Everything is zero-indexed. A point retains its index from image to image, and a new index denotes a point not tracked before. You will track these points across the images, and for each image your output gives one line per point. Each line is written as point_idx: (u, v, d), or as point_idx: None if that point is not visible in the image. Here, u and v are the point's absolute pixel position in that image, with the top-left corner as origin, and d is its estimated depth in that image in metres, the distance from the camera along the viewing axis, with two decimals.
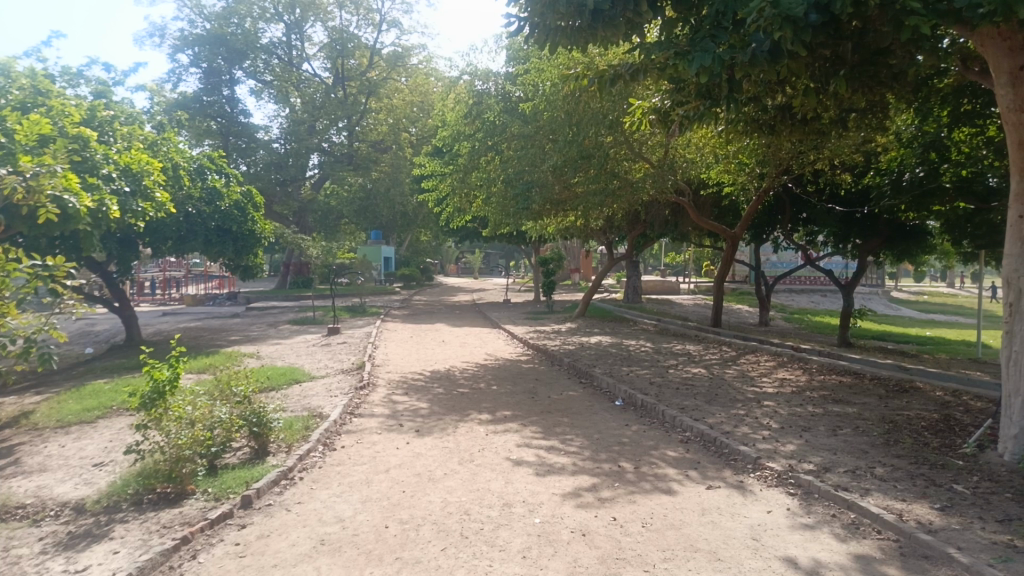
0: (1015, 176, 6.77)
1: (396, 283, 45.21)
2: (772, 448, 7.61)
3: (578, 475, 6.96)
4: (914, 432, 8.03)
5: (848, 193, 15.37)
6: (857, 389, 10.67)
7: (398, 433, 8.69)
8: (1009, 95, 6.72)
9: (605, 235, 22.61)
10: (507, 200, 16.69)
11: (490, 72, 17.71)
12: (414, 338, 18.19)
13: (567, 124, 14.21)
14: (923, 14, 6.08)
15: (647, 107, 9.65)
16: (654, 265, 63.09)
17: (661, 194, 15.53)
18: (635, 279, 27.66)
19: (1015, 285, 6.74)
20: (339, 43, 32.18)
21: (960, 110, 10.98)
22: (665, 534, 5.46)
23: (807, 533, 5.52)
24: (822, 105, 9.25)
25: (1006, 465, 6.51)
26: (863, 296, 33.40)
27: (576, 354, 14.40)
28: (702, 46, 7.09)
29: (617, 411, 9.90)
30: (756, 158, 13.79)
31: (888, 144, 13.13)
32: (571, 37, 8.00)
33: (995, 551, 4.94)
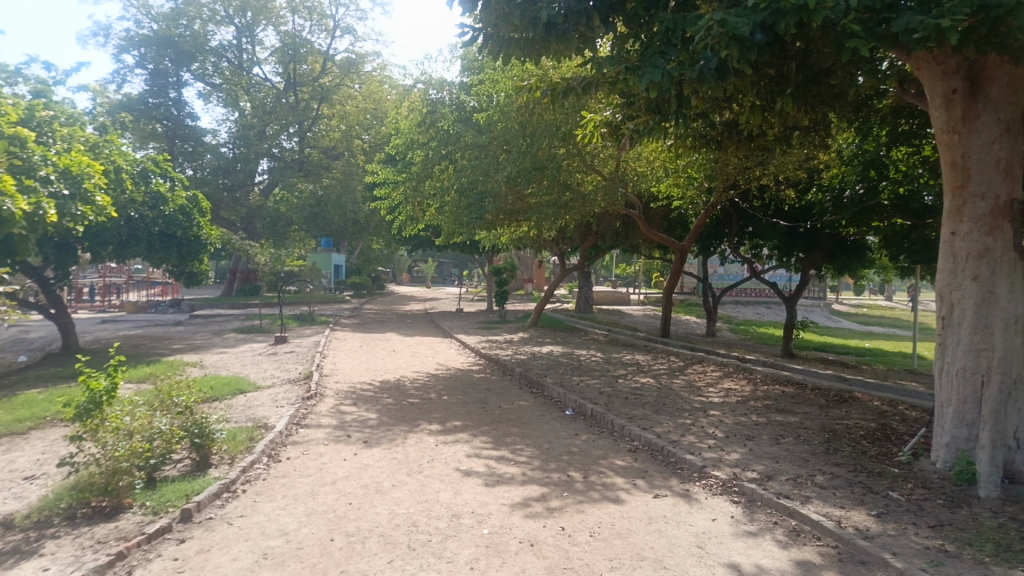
0: (947, 195, 7.03)
1: (346, 291, 44.70)
2: (718, 456, 7.75)
3: (527, 485, 6.96)
4: (853, 441, 8.28)
5: (791, 209, 15.80)
6: (798, 398, 10.94)
7: (346, 444, 8.56)
8: (943, 116, 7.01)
9: (557, 245, 22.75)
10: (460, 209, 16.64)
11: (444, 81, 17.64)
12: (363, 348, 17.95)
13: (521, 135, 14.35)
14: (863, 36, 6.29)
15: (599, 120, 9.77)
16: (605, 275, 63.87)
17: (612, 207, 15.71)
18: (586, 290, 27.87)
19: (947, 299, 6.97)
20: (291, 48, 31.65)
21: (897, 130, 11.40)
22: (613, 544, 5.50)
23: (750, 540, 5.63)
24: (767, 124, 9.50)
25: (939, 473, 6.76)
26: (807, 309, 34.30)
27: (528, 364, 14.43)
28: (652, 62, 7.20)
29: (566, 421, 9.94)
30: (705, 173, 14.11)
31: (829, 161, 13.50)
32: (524, 49, 8.01)
33: (928, 556, 5.11)
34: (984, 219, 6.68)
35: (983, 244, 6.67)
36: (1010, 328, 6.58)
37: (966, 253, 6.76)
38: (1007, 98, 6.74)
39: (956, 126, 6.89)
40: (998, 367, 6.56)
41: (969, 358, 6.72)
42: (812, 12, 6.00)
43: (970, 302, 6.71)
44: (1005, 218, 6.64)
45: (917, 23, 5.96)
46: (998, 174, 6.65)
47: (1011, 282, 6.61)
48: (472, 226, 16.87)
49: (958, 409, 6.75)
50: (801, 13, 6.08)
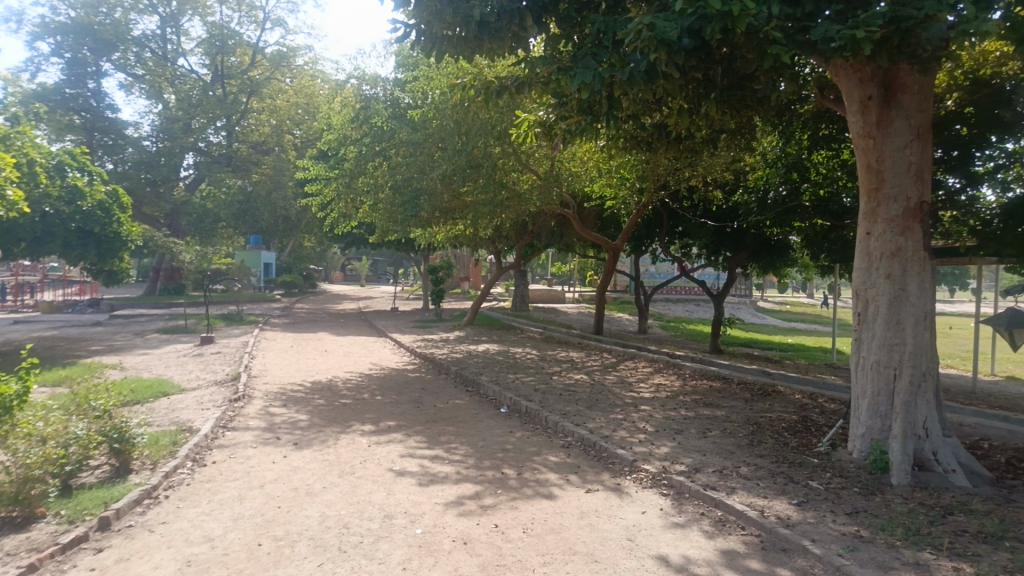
0: (863, 197, 7.34)
1: (277, 290, 43.67)
2: (648, 450, 7.93)
3: (461, 483, 6.96)
4: (776, 433, 8.60)
5: (719, 209, 16.31)
6: (725, 393, 11.28)
7: (276, 447, 8.36)
8: (859, 122, 7.33)
9: (493, 244, 22.79)
10: (394, 206, 16.39)
11: (378, 76, 17.42)
12: (294, 348, 17.57)
13: (455, 133, 14.38)
14: (784, 43, 6.48)
15: (532, 120, 9.82)
16: (541, 274, 64.36)
17: (547, 206, 15.83)
18: (523, 288, 27.98)
19: (863, 296, 7.28)
20: (218, 39, 30.64)
21: (818, 134, 11.80)
22: (545, 539, 5.55)
23: (678, 531, 5.78)
24: (696, 127, 9.75)
25: (855, 462, 7.08)
26: (734, 307, 35.33)
27: (464, 362, 14.42)
28: (584, 63, 7.28)
29: (501, 419, 9.97)
30: (636, 173, 14.35)
31: (755, 163, 13.93)
32: (456, 46, 7.98)
33: (844, 542, 5.35)
34: (896, 220, 7.02)
35: (896, 244, 7.01)
36: (920, 324, 6.94)
37: (880, 252, 7.08)
38: (918, 105, 7.10)
39: (871, 131, 7.21)
40: (909, 360, 6.92)
41: (883, 352, 7.05)
42: (736, 18, 6.12)
43: (884, 299, 7.04)
44: (915, 219, 7.00)
45: (834, 32, 6.19)
46: (909, 178, 7.01)
47: (921, 280, 6.97)
48: (407, 224, 16.73)
49: (872, 401, 7.09)
50: (726, 20, 6.19)
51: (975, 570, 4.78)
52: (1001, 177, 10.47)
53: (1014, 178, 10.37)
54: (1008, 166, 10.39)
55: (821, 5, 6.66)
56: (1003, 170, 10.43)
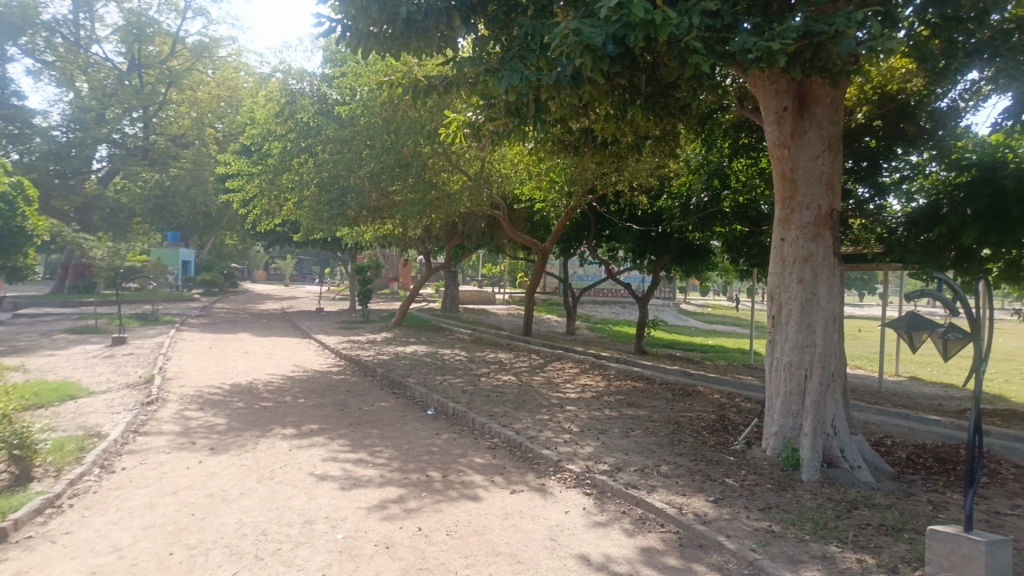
0: (778, 204, 7.63)
1: (196, 289, 42.16)
2: (572, 450, 8.03)
3: (385, 487, 6.87)
4: (695, 432, 8.85)
5: (643, 213, 16.81)
6: (647, 393, 11.56)
7: (191, 452, 8.07)
8: (775, 131, 7.63)
9: (423, 244, 22.62)
10: (320, 204, 16.02)
11: (305, 71, 17.07)
12: (213, 349, 17.00)
13: (384, 131, 14.29)
14: (704, 53, 6.65)
15: (461, 121, 9.79)
16: (471, 275, 64.38)
17: (477, 207, 15.82)
18: (452, 289, 27.91)
19: (777, 299, 7.55)
20: (136, 27, 29.19)
21: (739, 142, 12.21)
22: (469, 541, 5.54)
23: (600, 530, 5.87)
24: (621, 133, 9.93)
25: (768, 459, 7.36)
26: (658, 309, 36.21)
27: (390, 364, 14.26)
28: (511, 66, 7.31)
29: (427, 421, 9.92)
30: (566, 177, 14.48)
31: (679, 169, 14.26)
32: (383, 44, 7.88)
33: (757, 537, 5.55)
34: (808, 227, 7.32)
35: (807, 250, 7.31)
36: (829, 326, 7.26)
37: (793, 258, 7.38)
38: (829, 117, 7.42)
39: (786, 141, 7.51)
40: (818, 361, 7.24)
41: (795, 353, 7.35)
42: (658, 28, 6.26)
43: (796, 303, 7.34)
44: (825, 226, 7.32)
45: (751, 44, 6.40)
46: (820, 187, 7.32)
47: (830, 285, 7.29)
48: (333, 223, 16.35)
49: (784, 400, 7.38)
50: (649, 28, 6.32)
51: (876, 561, 5.04)
52: (905, 188, 11.01)
53: (917, 190, 10.85)
54: (912, 177, 10.92)
55: (739, 18, 6.91)
56: (908, 181, 10.97)
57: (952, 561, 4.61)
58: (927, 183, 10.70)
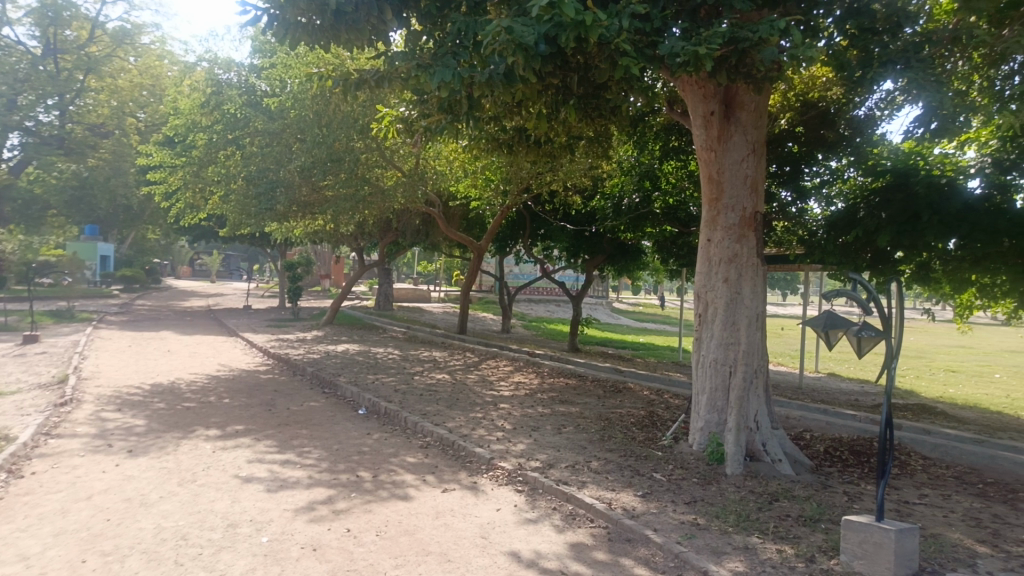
0: (705, 206, 7.82)
1: (114, 285, 40.37)
2: (505, 448, 8.05)
3: (313, 488, 6.74)
4: (625, 428, 9.01)
5: (577, 213, 16.99)
6: (580, 390, 11.69)
7: (107, 455, 7.72)
8: (703, 135, 7.81)
9: (355, 240, 22.23)
10: (248, 198, 15.56)
11: (232, 61, 16.64)
12: (133, 348, 16.34)
13: (315, 125, 14.04)
14: (634, 56, 6.73)
15: (394, 116, 9.65)
16: (405, 274, 63.82)
17: (410, 204, 15.67)
18: (386, 287, 27.59)
19: (703, 299, 7.73)
20: (51, 10, 26.72)
21: (669, 145, 12.50)
22: (399, 541, 5.49)
23: (530, 526, 5.90)
24: (554, 132, 9.96)
25: (694, 454, 7.56)
26: (591, 307, 36.69)
27: (320, 363, 13.98)
28: (444, 62, 7.27)
29: (359, 420, 9.78)
30: (501, 176, 14.51)
31: (611, 171, 14.48)
32: (312, 35, 7.77)
33: (683, 530, 5.68)
34: (733, 228, 7.54)
35: (733, 251, 7.53)
36: (752, 324, 7.49)
37: (719, 258, 7.57)
38: (754, 122, 7.66)
39: (712, 145, 7.71)
40: (742, 358, 7.46)
41: (720, 351, 7.55)
42: (589, 29, 6.31)
43: (721, 302, 7.54)
44: (749, 228, 7.55)
45: (680, 49, 6.53)
46: (745, 190, 7.55)
47: (753, 285, 7.52)
48: (261, 218, 15.89)
49: (710, 397, 7.58)
50: (580, 29, 6.37)
51: (794, 550, 5.24)
52: (825, 192, 11.47)
53: (835, 193, 11.25)
54: (831, 182, 11.37)
55: (668, 22, 7.06)
56: (827, 185, 11.43)
57: (864, 548, 4.84)
58: (845, 187, 11.08)
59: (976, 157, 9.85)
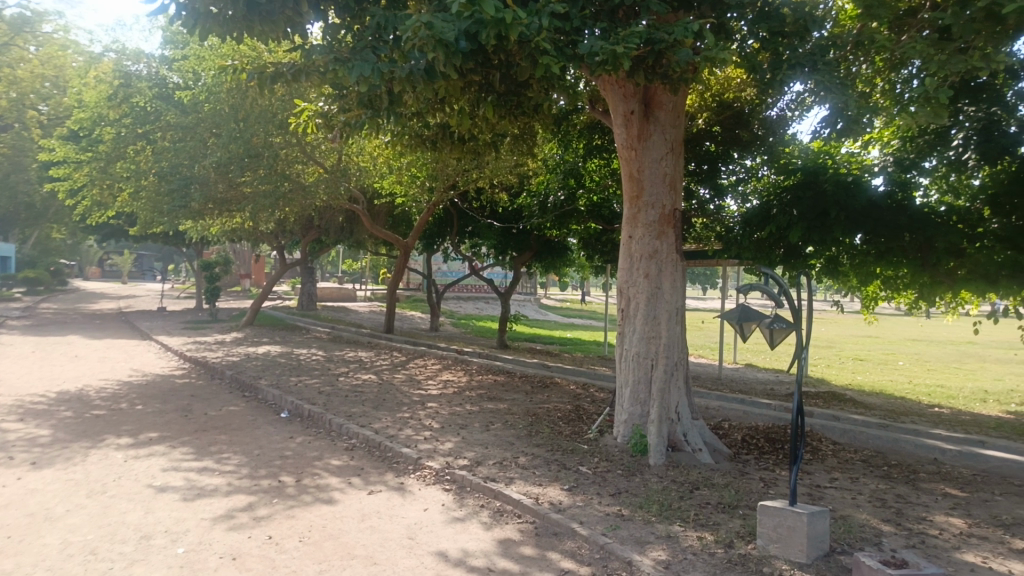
0: (626, 204, 7.96)
1: (16, 288, 38.06)
2: (432, 447, 8.00)
3: (232, 495, 6.53)
4: (552, 422, 9.12)
5: (504, 210, 17.10)
6: (507, 386, 11.75)
7: (6, 468, 7.26)
8: (624, 133, 7.95)
9: (276, 239, 21.62)
10: (160, 196, 14.91)
11: (141, 52, 15.98)
12: (36, 354, 15.43)
13: (231, 119, 13.61)
14: (555, 55, 6.76)
15: (313, 111, 9.44)
16: (329, 273, 62.65)
17: (334, 201, 15.43)
18: (310, 286, 26.99)
19: (625, 294, 7.85)
20: None
21: (592, 143, 12.68)
22: (323, 546, 5.38)
23: (457, 525, 5.88)
24: (478, 129, 9.94)
25: (619, 446, 7.72)
26: (519, 304, 36.95)
27: (240, 366, 13.57)
28: (363, 57, 7.14)
29: (281, 424, 9.54)
30: (428, 173, 14.43)
31: (536, 168, 14.55)
32: (223, 26, 7.46)
33: (608, 521, 5.78)
34: (653, 225, 7.71)
35: (653, 247, 7.69)
36: (672, 318, 7.67)
37: (640, 254, 7.72)
38: (672, 122, 7.85)
39: (633, 143, 7.85)
40: (663, 352, 7.64)
41: (642, 344, 7.71)
42: (509, 27, 6.31)
43: (642, 297, 7.69)
44: (669, 225, 7.74)
45: (598, 48, 6.61)
46: (663, 187, 7.73)
47: (673, 280, 7.71)
48: (175, 216, 15.25)
49: (633, 389, 7.73)
50: (500, 27, 6.36)
51: (714, 537, 5.40)
52: (740, 190, 11.91)
53: (750, 191, 11.72)
54: (746, 180, 11.85)
55: (586, 22, 7.14)
56: (743, 183, 11.86)
57: (778, 533, 5.03)
58: (759, 186, 11.61)
59: (879, 156, 10.29)
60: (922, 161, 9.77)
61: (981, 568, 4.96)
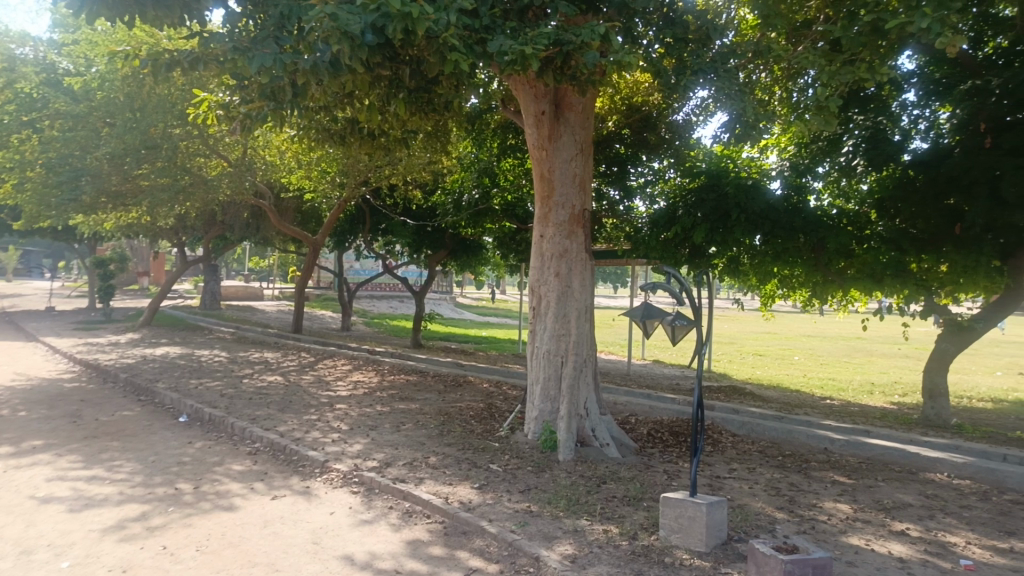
0: (537, 203, 8.03)
1: None
2: (340, 449, 7.84)
3: (124, 505, 6.19)
4: (464, 421, 9.11)
5: (419, 208, 17.04)
6: (420, 386, 11.65)
7: None
8: (535, 134, 8.02)
9: (176, 235, 20.70)
10: (47, 188, 13.99)
11: (27, 35, 14.97)
12: None
13: (127, 108, 12.91)
14: (463, 52, 6.73)
15: (214, 101, 9.10)
16: (237, 271, 60.55)
17: (238, 196, 14.94)
18: (214, 284, 26.01)
19: (537, 292, 7.91)
20: None
21: (507, 143, 12.75)
22: (222, 555, 5.18)
23: (365, 528, 5.79)
24: (387, 125, 9.76)
25: (530, 443, 7.79)
26: (434, 303, 36.78)
27: (136, 368, 12.91)
28: (264, 47, 6.91)
29: (179, 429, 9.12)
30: (339, 169, 14.19)
31: (451, 166, 14.54)
32: (114, 9, 7.04)
33: (517, 518, 5.82)
34: (563, 225, 7.80)
35: (563, 246, 7.79)
36: (582, 316, 7.79)
37: (551, 253, 7.81)
38: (581, 123, 7.97)
39: (544, 143, 7.93)
40: (573, 349, 7.75)
41: (552, 343, 7.80)
42: (415, 22, 6.26)
43: (553, 295, 7.78)
44: (578, 225, 7.85)
45: (507, 48, 6.64)
46: (573, 188, 7.84)
47: (582, 278, 7.83)
48: (63, 210, 14.35)
49: (544, 386, 7.82)
50: (405, 21, 6.28)
51: (619, 530, 5.52)
52: (648, 191, 12.18)
53: (658, 193, 12.00)
54: (654, 182, 12.12)
55: (496, 22, 7.18)
56: (651, 185, 12.14)
57: (680, 523, 5.19)
58: (667, 187, 11.95)
59: (777, 161, 10.81)
60: (815, 166, 10.32)
61: (864, 550, 5.28)
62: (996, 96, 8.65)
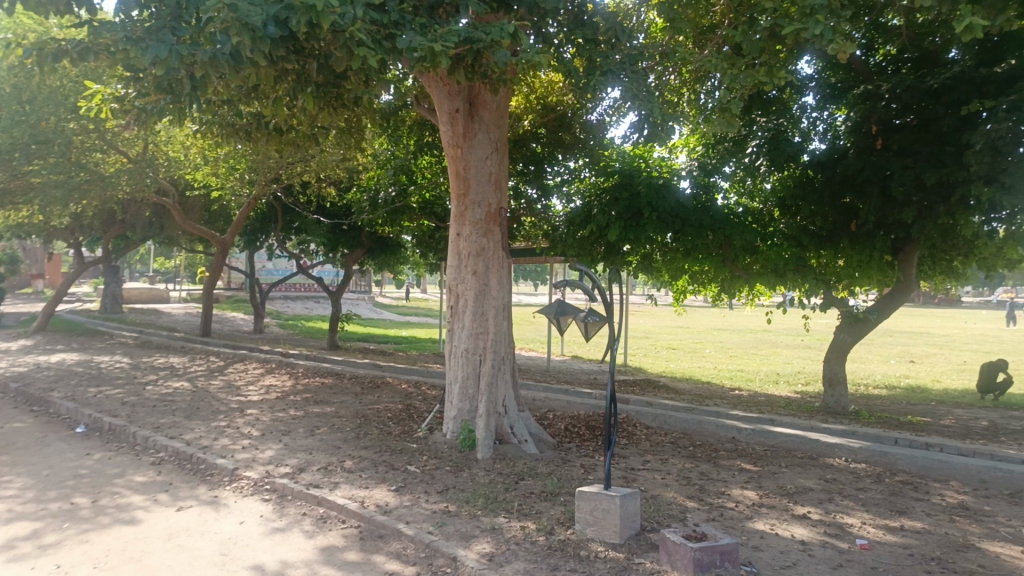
0: (453, 201, 7.99)
1: None
2: (251, 456, 7.59)
3: (13, 523, 5.80)
4: (381, 423, 8.97)
5: (333, 206, 16.69)
6: (336, 388, 11.41)
7: None
8: (449, 130, 7.96)
9: (72, 235, 19.56)
10: None
11: None
12: None
13: (13, 100, 12.11)
14: (371, 47, 6.61)
15: (108, 94, 8.63)
16: (142, 272, 57.86)
17: (140, 194, 14.21)
18: (115, 286, 24.75)
19: (455, 291, 7.87)
20: None
21: (424, 140, 12.70)
22: (122, 571, 4.92)
23: (277, 536, 5.62)
24: (295, 120, 9.48)
25: (448, 442, 7.74)
26: (351, 303, 36.20)
27: (27, 377, 12.12)
28: (160, 37, 6.58)
29: (76, 440, 8.62)
30: (249, 165, 13.75)
31: (366, 164, 14.30)
32: None
33: (434, 519, 5.78)
34: (479, 223, 7.79)
35: (480, 245, 7.78)
36: (499, 314, 7.81)
37: (467, 251, 7.78)
38: (495, 121, 7.98)
39: (458, 141, 7.89)
40: (491, 347, 7.76)
41: (470, 341, 7.77)
42: (320, 15, 6.13)
43: (470, 293, 7.76)
44: (495, 223, 7.86)
45: (415, 44, 6.56)
46: (489, 186, 7.84)
47: (499, 276, 7.84)
48: None
49: (462, 385, 7.78)
50: (310, 14, 6.16)
51: (536, 526, 5.56)
52: (564, 190, 12.33)
53: (574, 191, 12.17)
54: (570, 180, 12.29)
55: (406, 18, 7.09)
56: (567, 184, 12.30)
57: (595, 516, 5.26)
58: (583, 186, 12.07)
59: (686, 161, 11.08)
60: (722, 166, 10.65)
61: (769, 534, 5.50)
62: (885, 100, 9.22)
